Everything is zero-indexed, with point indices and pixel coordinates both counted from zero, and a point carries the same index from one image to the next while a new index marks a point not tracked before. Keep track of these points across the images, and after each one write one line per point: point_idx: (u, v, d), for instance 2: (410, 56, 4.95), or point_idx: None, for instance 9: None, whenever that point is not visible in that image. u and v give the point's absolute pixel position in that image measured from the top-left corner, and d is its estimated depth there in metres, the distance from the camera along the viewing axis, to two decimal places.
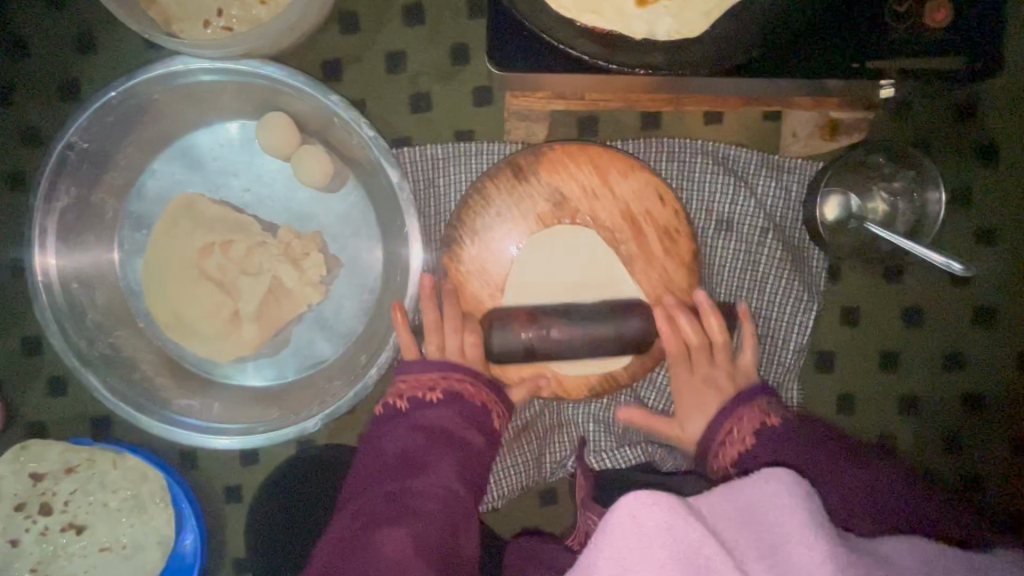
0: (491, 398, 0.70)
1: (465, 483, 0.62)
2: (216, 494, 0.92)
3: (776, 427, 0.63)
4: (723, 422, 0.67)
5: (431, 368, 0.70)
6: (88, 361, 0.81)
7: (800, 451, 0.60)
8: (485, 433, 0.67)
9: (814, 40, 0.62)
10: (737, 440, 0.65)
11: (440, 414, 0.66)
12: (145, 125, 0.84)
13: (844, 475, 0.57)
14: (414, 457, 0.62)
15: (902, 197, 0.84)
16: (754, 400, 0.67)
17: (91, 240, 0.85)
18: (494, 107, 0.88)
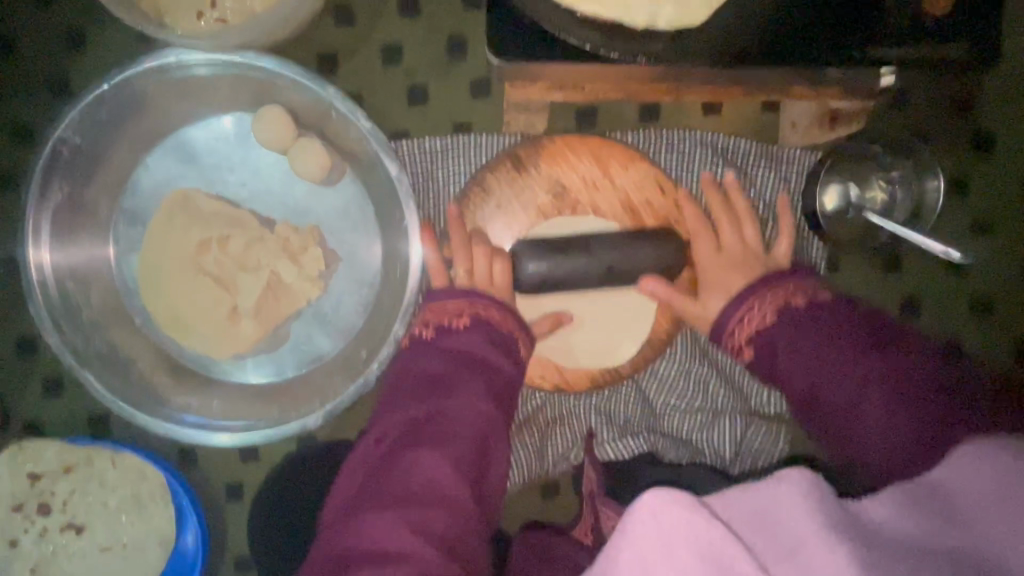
0: (519, 320, 0.71)
1: (494, 405, 0.62)
2: (216, 491, 0.92)
3: (800, 310, 0.68)
4: (741, 305, 0.71)
5: (451, 295, 0.71)
6: (85, 359, 0.80)
7: (821, 345, 0.64)
8: (513, 359, 0.68)
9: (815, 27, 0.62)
10: (754, 320, 0.70)
11: (468, 338, 0.66)
12: (139, 120, 0.83)
13: (865, 366, 0.61)
14: (440, 379, 0.62)
15: (901, 186, 0.84)
16: (781, 284, 0.71)
17: (85, 237, 0.84)
18: (492, 99, 0.87)
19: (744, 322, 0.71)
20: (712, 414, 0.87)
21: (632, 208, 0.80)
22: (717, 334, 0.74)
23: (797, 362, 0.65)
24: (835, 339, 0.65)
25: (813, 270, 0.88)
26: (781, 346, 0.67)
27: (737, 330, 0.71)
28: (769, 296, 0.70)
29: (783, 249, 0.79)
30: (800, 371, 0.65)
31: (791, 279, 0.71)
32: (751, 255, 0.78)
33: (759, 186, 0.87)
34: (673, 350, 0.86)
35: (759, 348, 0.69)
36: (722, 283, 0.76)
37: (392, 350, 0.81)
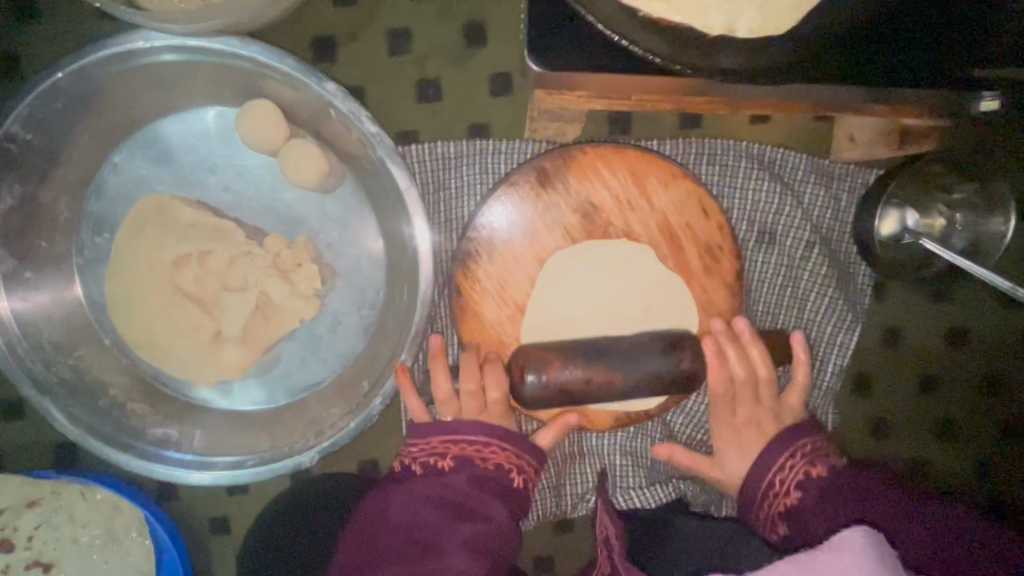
0: (514, 456, 0.64)
1: (485, 544, 0.57)
2: (200, 524, 0.84)
3: (824, 481, 0.59)
4: (768, 470, 0.62)
5: (430, 432, 0.65)
6: (46, 388, 0.70)
7: (843, 508, 0.57)
8: (503, 498, 0.61)
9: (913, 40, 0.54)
10: (783, 492, 0.61)
11: (450, 484, 0.60)
12: (102, 112, 0.71)
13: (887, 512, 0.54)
14: (422, 533, 0.57)
15: (964, 211, 0.75)
16: (795, 445, 0.62)
17: (42, 246, 0.73)
18: (513, 98, 0.76)
19: (773, 492, 0.61)
20: None
21: (671, 230, 0.71)
22: (745, 505, 0.64)
23: (830, 518, 0.57)
24: (868, 496, 0.57)
25: (858, 299, 0.81)
26: (808, 496, 0.59)
27: (773, 497, 0.61)
28: (793, 453, 0.62)
29: (798, 388, 0.69)
30: (816, 525, 0.57)
31: (797, 437, 0.63)
32: (767, 416, 0.69)
33: (806, 205, 0.79)
34: (704, 386, 0.79)
35: (795, 527, 0.58)
36: (732, 444, 0.70)
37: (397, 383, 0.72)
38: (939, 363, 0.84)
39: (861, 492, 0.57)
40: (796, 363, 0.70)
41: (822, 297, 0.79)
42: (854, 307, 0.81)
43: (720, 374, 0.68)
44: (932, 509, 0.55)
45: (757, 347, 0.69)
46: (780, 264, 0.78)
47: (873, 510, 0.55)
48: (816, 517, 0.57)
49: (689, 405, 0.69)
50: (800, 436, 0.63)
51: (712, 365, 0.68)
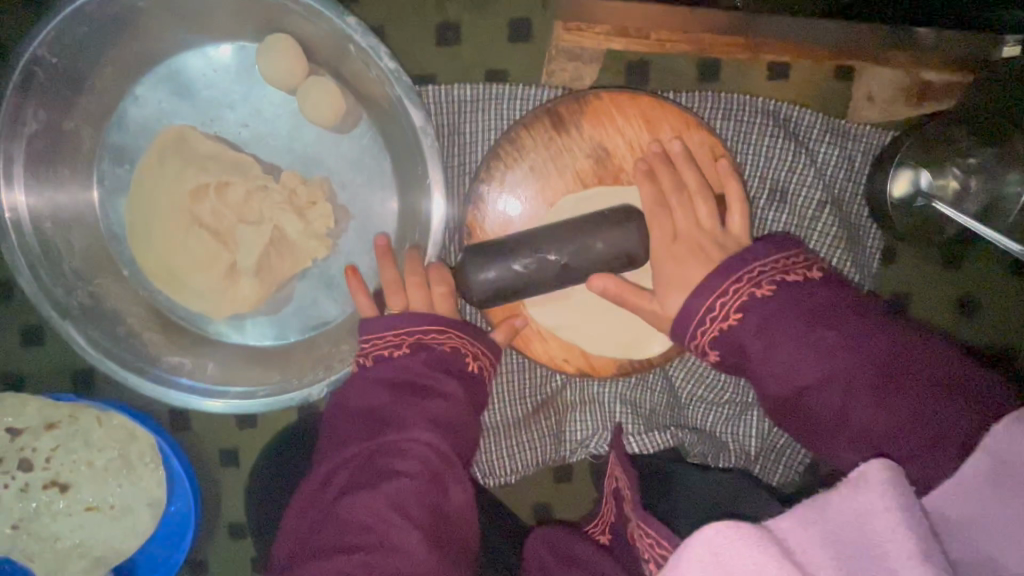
0: (470, 342, 0.59)
1: (447, 434, 0.53)
2: (210, 456, 0.86)
3: (774, 304, 0.50)
4: (703, 299, 0.52)
5: (390, 321, 0.59)
6: (67, 311, 0.72)
7: (794, 330, 0.49)
8: (458, 375, 0.57)
9: None
10: (726, 315, 0.52)
11: (404, 363, 0.56)
12: (126, 41, 0.72)
13: (840, 367, 0.47)
14: (380, 413, 0.53)
15: (975, 175, 0.73)
16: (750, 262, 0.52)
17: (64, 173, 0.74)
18: (531, 44, 0.76)
19: (712, 315, 0.52)
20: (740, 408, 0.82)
21: None
22: (676, 331, 0.55)
23: (798, 365, 0.48)
24: (815, 322, 0.49)
25: (867, 262, 0.81)
26: (752, 339, 0.50)
27: (707, 325, 0.52)
28: (763, 261, 0.52)
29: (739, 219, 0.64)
30: (779, 360, 0.49)
31: (793, 245, 0.54)
32: (705, 236, 0.62)
33: (820, 164, 0.78)
34: None
35: (724, 345, 0.52)
36: (682, 279, 0.60)
37: None
38: (944, 329, 0.84)
39: (842, 342, 0.48)
40: (734, 201, 0.65)
41: (831, 258, 0.79)
42: (862, 269, 0.81)
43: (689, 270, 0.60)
44: (872, 319, 0.49)
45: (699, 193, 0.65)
46: (790, 223, 0.78)
47: (833, 362, 0.47)
48: (769, 364, 0.49)
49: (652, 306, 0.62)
50: (789, 244, 0.55)
51: (664, 263, 0.62)
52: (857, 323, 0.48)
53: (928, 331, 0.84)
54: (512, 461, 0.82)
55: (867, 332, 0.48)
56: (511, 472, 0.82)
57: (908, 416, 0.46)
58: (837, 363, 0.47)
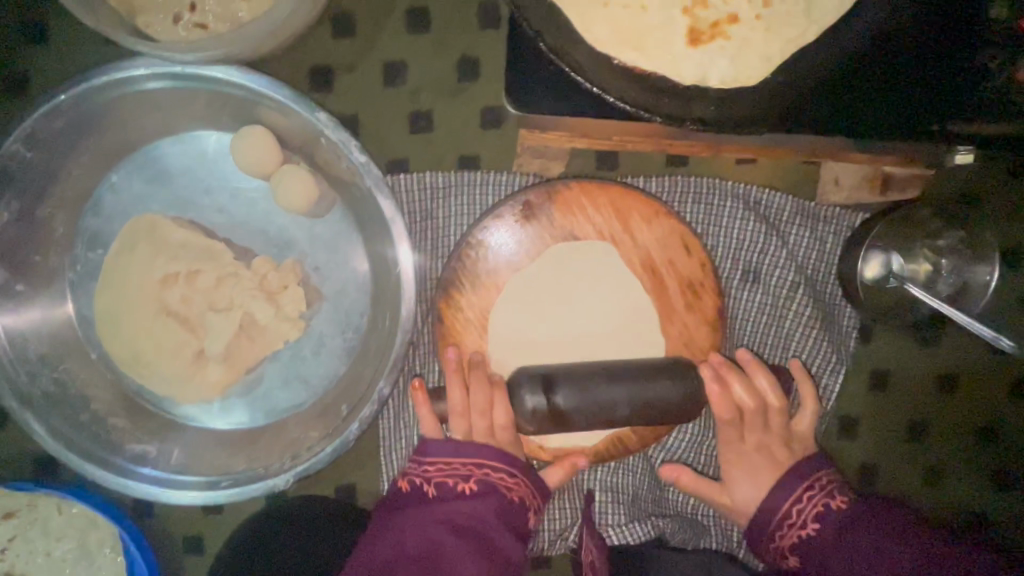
0: (529, 496, 0.66)
1: (489, 573, 0.58)
2: (173, 544, 0.83)
3: (849, 512, 0.63)
4: (787, 497, 0.66)
5: (463, 454, 0.65)
6: (31, 401, 0.72)
7: (865, 537, 0.60)
8: (520, 537, 0.62)
9: (875, 97, 0.51)
10: (800, 523, 0.65)
11: (473, 509, 0.61)
12: (104, 134, 0.74)
13: (887, 565, 0.58)
14: (432, 549, 0.58)
15: (950, 257, 0.76)
16: (816, 477, 0.67)
17: (36, 259, 0.75)
18: (502, 132, 0.77)
19: (790, 523, 0.65)
20: (723, 490, 0.80)
21: (653, 267, 0.72)
22: (754, 538, 0.69)
23: (833, 566, 0.61)
24: (900, 532, 0.59)
25: (844, 339, 0.81)
26: (826, 535, 0.63)
27: (785, 530, 0.65)
28: (811, 484, 0.66)
29: (804, 409, 0.74)
30: (837, 566, 0.61)
31: (818, 470, 0.68)
32: (771, 444, 0.72)
33: (792, 246, 0.79)
34: (686, 422, 0.79)
35: (805, 555, 0.63)
36: (744, 469, 0.72)
37: (376, 408, 0.72)
38: (926, 406, 0.83)
39: (891, 534, 0.59)
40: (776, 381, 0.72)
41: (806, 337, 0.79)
42: (839, 346, 0.81)
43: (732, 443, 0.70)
44: (913, 545, 0.58)
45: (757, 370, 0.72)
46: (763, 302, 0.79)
47: (905, 545, 0.58)
48: (835, 553, 0.61)
49: (724, 417, 0.70)
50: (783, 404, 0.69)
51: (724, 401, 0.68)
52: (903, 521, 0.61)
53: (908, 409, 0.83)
54: None
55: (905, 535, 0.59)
56: None
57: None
58: (890, 555, 0.58)
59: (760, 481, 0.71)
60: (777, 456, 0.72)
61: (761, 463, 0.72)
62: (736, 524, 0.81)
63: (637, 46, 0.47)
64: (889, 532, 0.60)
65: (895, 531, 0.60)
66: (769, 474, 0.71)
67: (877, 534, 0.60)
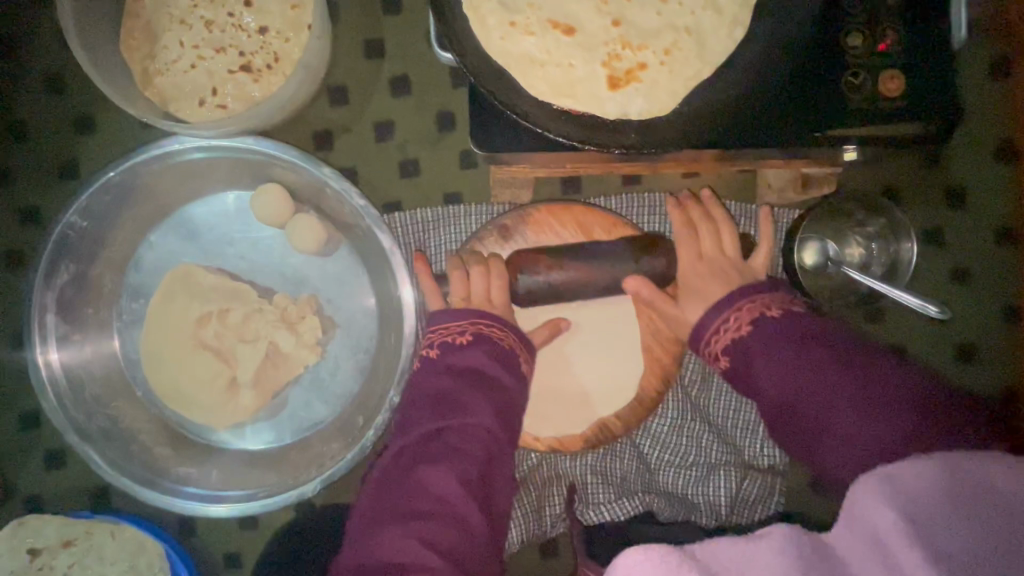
0: (523, 348, 0.73)
1: (502, 423, 0.64)
2: (215, 561, 0.91)
3: (776, 321, 0.65)
4: (719, 314, 0.69)
5: (457, 316, 0.72)
6: (88, 434, 0.83)
7: (830, 379, 0.59)
8: (514, 371, 0.69)
9: (766, 115, 0.63)
10: (732, 330, 0.67)
11: (471, 356, 0.68)
12: (143, 202, 0.88)
13: (872, 392, 0.58)
14: (449, 398, 0.64)
15: (876, 241, 0.87)
16: (756, 295, 0.68)
17: (89, 312, 0.87)
18: (479, 170, 0.90)
19: (723, 338, 0.68)
20: (707, 469, 0.89)
21: (618, 272, 0.84)
22: (696, 339, 0.71)
23: (788, 379, 0.61)
24: (806, 340, 0.63)
25: None
26: (756, 355, 0.64)
27: (715, 338, 0.68)
28: (752, 297, 0.68)
29: (760, 258, 0.78)
30: (814, 410, 0.59)
31: (756, 293, 0.68)
32: (736, 286, 0.76)
33: (741, 244, 0.90)
34: (664, 408, 0.89)
35: (736, 353, 0.66)
36: (702, 313, 0.74)
37: (388, 416, 0.82)
38: None
39: (833, 359, 0.61)
40: (763, 237, 0.80)
41: None
42: None
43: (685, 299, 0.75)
44: (887, 368, 0.60)
45: (725, 228, 0.80)
46: None
47: (884, 416, 0.56)
48: (814, 386, 0.60)
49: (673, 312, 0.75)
50: (764, 288, 0.69)
51: (692, 278, 0.75)
52: (849, 355, 0.61)
53: None
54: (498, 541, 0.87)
55: (882, 379, 0.59)
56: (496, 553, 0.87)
57: (900, 428, 0.56)
58: (839, 395, 0.58)
59: (712, 296, 0.72)
60: (730, 276, 0.74)
61: (713, 279, 0.74)
62: (719, 495, 0.89)
63: (571, 94, 0.60)
64: (870, 378, 0.59)
65: (867, 377, 0.59)
66: (722, 294, 0.73)
67: (837, 353, 0.61)
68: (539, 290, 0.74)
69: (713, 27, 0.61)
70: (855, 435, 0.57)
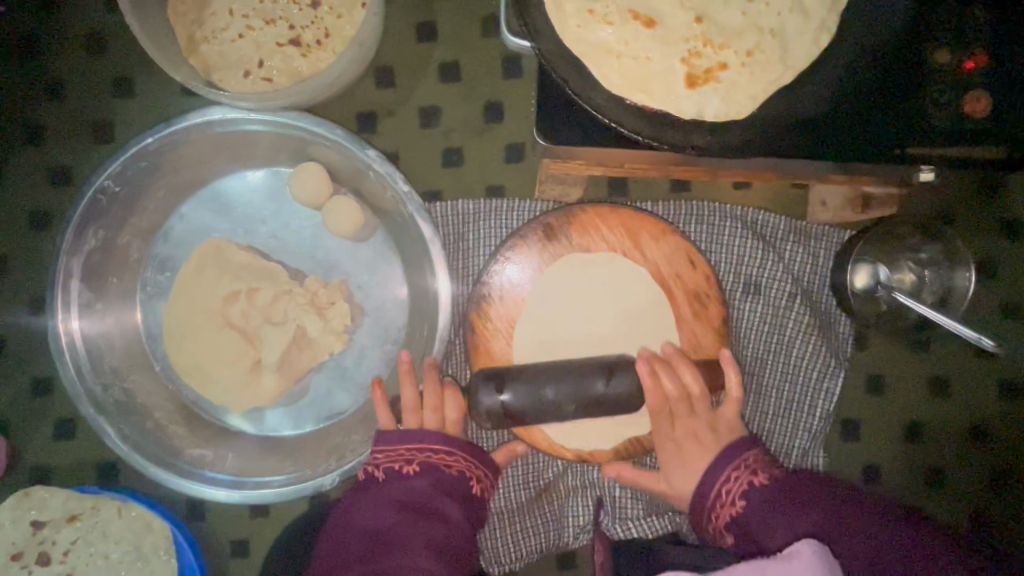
0: (474, 465, 0.74)
1: (442, 562, 0.64)
2: (222, 547, 0.88)
3: (766, 490, 0.66)
4: (717, 478, 0.69)
5: (406, 439, 0.73)
6: (103, 407, 0.81)
7: (795, 523, 0.62)
8: (459, 498, 0.70)
9: (845, 127, 0.60)
10: (729, 501, 0.67)
11: (416, 485, 0.69)
12: (177, 172, 0.85)
13: (834, 531, 0.60)
14: (385, 536, 0.65)
15: (929, 269, 0.84)
16: (741, 459, 0.69)
17: (113, 282, 0.85)
18: (524, 164, 0.88)
19: (721, 502, 0.68)
20: None
21: (664, 280, 0.80)
22: (698, 515, 0.70)
23: (770, 539, 0.62)
24: (790, 498, 0.64)
25: (840, 345, 0.88)
26: (753, 519, 0.64)
27: (719, 510, 0.68)
28: (737, 464, 0.69)
29: (733, 387, 0.77)
30: (779, 540, 0.62)
31: (744, 450, 0.70)
32: (700, 426, 0.75)
33: (787, 261, 0.87)
34: None
35: (735, 532, 0.66)
36: (677, 455, 0.75)
37: None
38: (920, 408, 0.89)
39: (808, 506, 0.63)
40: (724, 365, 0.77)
41: (806, 343, 0.87)
42: (837, 352, 0.88)
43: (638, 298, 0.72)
44: (862, 508, 0.63)
45: (682, 365, 0.76)
46: (765, 313, 0.86)
47: (815, 525, 0.62)
48: (780, 533, 0.62)
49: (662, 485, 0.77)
50: (745, 450, 0.70)
51: (679, 476, 0.74)
52: (830, 497, 0.65)
53: (904, 412, 0.89)
54: (517, 550, 0.86)
55: (869, 522, 0.61)
56: (514, 560, 0.85)
57: (836, 526, 0.61)
58: (824, 531, 0.61)
59: (694, 466, 0.73)
60: (703, 438, 0.74)
61: (689, 446, 0.74)
62: None
63: (644, 89, 0.57)
64: (872, 548, 0.59)
65: (874, 549, 0.59)
66: (700, 461, 0.73)
67: (824, 504, 0.64)
68: (496, 411, 0.70)
69: (799, 31, 0.58)
70: (863, 548, 0.59)
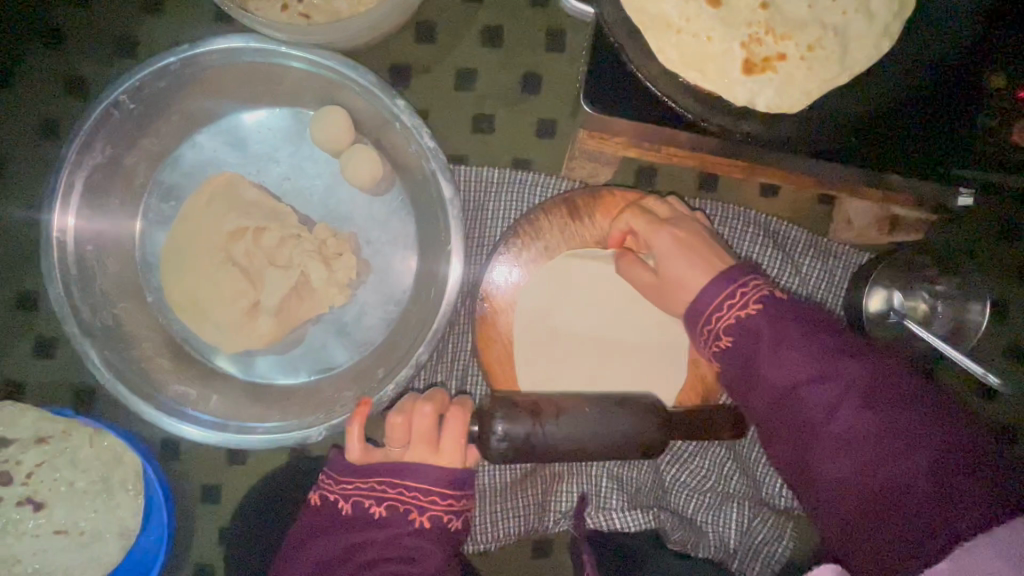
0: (447, 501, 0.65)
1: None
2: (192, 491, 0.86)
3: (779, 305, 0.59)
4: (722, 287, 0.62)
5: (369, 471, 0.66)
6: (89, 330, 0.76)
7: (803, 348, 0.57)
8: (429, 538, 0.64)
9: (891, 137, 0.59)
10: (735, 309, 0.60)
11: (378, 522, 0.64)
12: (195, 97, 0.81)
13: (855, 400, 0.54)
14: (341, 568, 0.63)
15: (944, 301, 0.83)
16: (747, 277, 0.62)
17: (114, 202, 0.81)
18: (554, 141, 0.86)
19: (726, 306, 0.61)
20: (721, 498, 0.85)
21: None
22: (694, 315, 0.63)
23: (772, 371, 0.57)
24: (817, 328, 0.58)
25: None
26: (761, 334, 0.58)
27: (721, 313, 0.61)
28: (747, 281, 0.61)
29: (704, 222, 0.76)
30: (780, 369, 0.57)
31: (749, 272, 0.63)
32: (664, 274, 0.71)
33: (804, 274, 0.86)
34: None
35: (734, 334, 0.60)
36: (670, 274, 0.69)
37: (412, 371, 0.76)
38: None
39: (839, 348, 0.57)
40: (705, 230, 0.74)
41: None
42: None
43: (680, 265, 0.68)
44: (891, 364, 0.58)
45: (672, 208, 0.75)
46: None
47: (851, 400, 0.55)
48: (781, 379, 0.57)
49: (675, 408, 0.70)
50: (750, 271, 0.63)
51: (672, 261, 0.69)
52: (843, 333, 0.59)
53: None
54: (494, 531, 0.84)
55: (885, 367, 0.57)
56: (491, 540, 0.84)
57: (915, 450, 0.52)
58: (824, 377, 0.56)
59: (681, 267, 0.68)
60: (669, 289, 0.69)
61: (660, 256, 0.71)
62: (730, 530, 0.85)
63: (700, 68, 0.55)
64: (871, 388, 0.55)
65: (871, 386, 0.55)
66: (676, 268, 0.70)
67: (840, 338, 0.58)
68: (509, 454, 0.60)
69: (864, 33, 0.56)
70: (849, 435, 0.54)
